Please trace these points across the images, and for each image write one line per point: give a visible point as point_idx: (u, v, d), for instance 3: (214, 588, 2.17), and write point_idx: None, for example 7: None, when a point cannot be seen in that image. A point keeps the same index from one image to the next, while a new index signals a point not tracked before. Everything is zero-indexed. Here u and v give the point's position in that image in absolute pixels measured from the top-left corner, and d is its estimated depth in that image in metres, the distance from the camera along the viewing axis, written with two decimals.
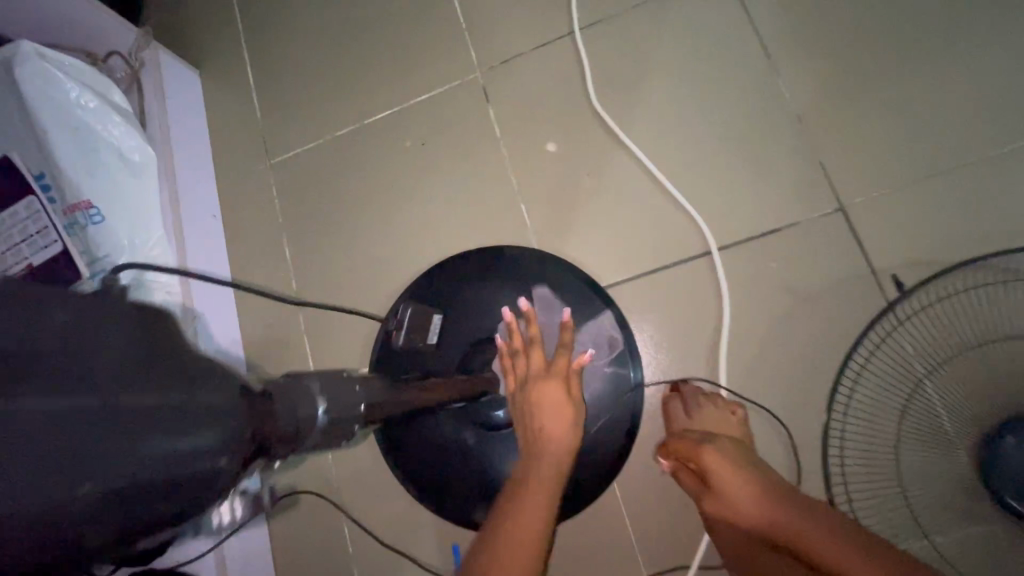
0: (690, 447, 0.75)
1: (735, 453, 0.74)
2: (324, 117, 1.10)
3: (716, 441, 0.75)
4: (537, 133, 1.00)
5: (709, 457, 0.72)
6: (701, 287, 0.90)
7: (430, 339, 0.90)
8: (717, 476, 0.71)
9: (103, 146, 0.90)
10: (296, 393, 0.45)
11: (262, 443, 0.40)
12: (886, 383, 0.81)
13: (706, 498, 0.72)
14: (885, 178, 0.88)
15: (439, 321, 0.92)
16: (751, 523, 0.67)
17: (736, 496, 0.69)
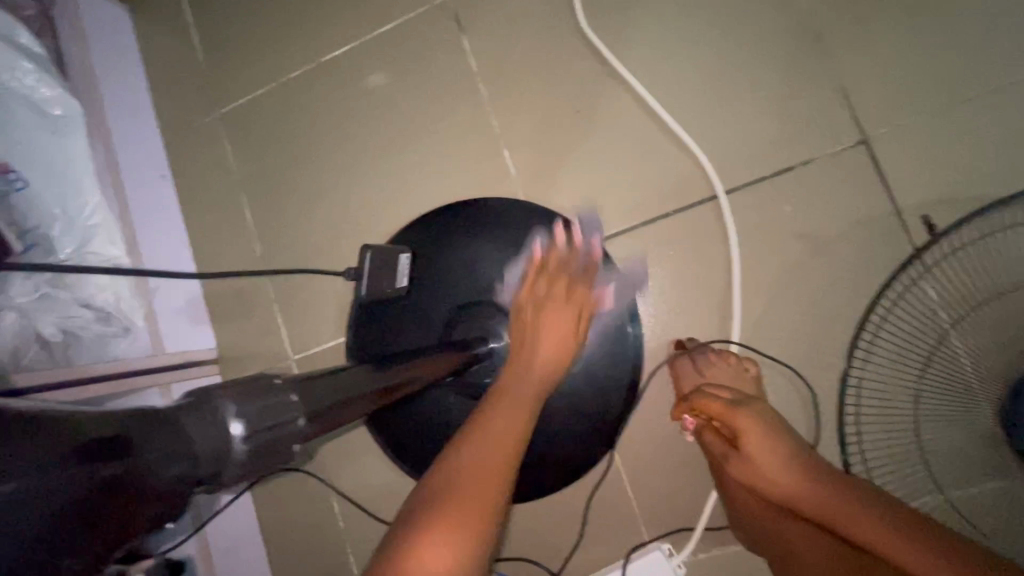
0: (721, 409, 0.70)
1: (769, 417, 0.69)
2: (278, 58, 0.96)
3: (748, 404, 0.70)
4: (520, 69, 0.88)
5: (744, 422, 0.68)
6: (706, 236, 0.81)
7: (399, 285, 0.77)
8: (745, 437, 0.67)
9: (13, 98, 0.76)
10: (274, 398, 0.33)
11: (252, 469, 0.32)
12: (907, 335, 0.74)
13: (732, 459, 0.69)
14: (914, 104, 0.78)
15: (407, 260, 0.78)
16: (782, 488, 0.64)
17: (769, 465, 0.65)
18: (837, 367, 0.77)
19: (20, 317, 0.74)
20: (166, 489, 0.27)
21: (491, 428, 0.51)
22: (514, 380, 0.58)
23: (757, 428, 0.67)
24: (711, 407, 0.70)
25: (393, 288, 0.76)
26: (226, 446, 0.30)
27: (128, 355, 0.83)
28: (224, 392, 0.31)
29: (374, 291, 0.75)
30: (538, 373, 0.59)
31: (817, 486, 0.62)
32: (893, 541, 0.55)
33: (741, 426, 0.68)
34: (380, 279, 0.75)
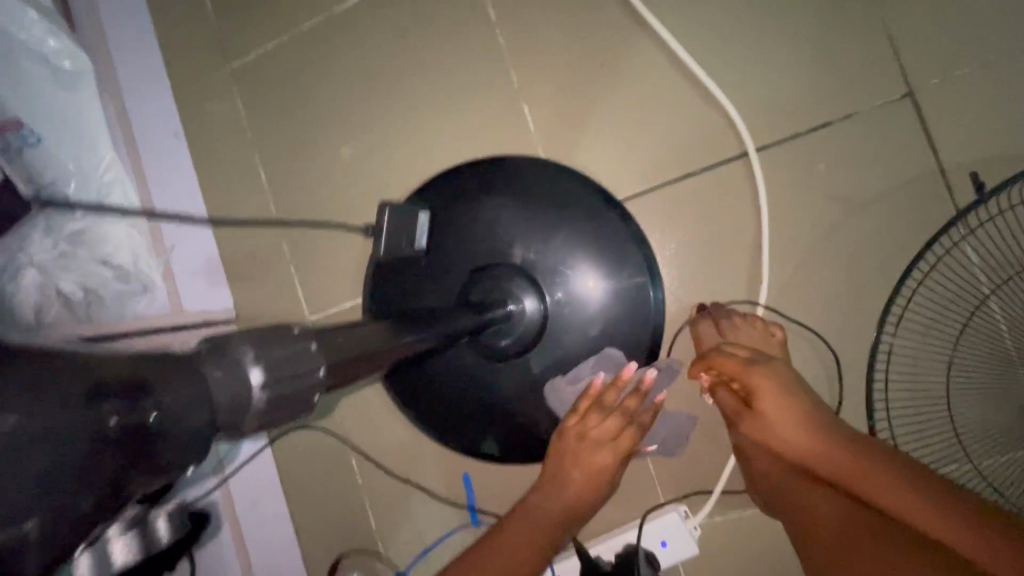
0: (737, 367, 0.68)
1: (789, 377, 0.66)
2: (288, 9, 0.92)
3: (763, 362, 0.68)
4: (540, 18, 0.83)
5: (759, 380, 0.65)
6: (733, 196, 0.78)
7: (417, 245, 0.79)
8: (760, 397, 0.65)
9: (18, 50, 0.73)
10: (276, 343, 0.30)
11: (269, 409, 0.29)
12: (944, 301, 0.71)
13: (744, 418, 0.67)
14: (967, 54, 0.73)
15: (425, 219, 0.79)
16: (799, 449, 0.62)
17: (784, 427, 0.63)
18: (866, 333, 0.75)
19: (42, 274, 0.75)
20: (186, 433, 0.25)
21: (553, 492, 0.66)
22: (536, 502, 0.66)
23: (774, 388, 0.65)
24: (725, 365, 0.68)
25: (412, 247, 0.79)
26: (245, 394, 0.27)
27: (148, 313, 0.83)
28: (243, 339, 0.28)
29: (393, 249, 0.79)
30: (595, 456, 0.67)
31: (838, 449, 0.59)
32: (910, 502, 0.54)
33: (754, 385, 0.66)
34: (400, 238, 0.79)
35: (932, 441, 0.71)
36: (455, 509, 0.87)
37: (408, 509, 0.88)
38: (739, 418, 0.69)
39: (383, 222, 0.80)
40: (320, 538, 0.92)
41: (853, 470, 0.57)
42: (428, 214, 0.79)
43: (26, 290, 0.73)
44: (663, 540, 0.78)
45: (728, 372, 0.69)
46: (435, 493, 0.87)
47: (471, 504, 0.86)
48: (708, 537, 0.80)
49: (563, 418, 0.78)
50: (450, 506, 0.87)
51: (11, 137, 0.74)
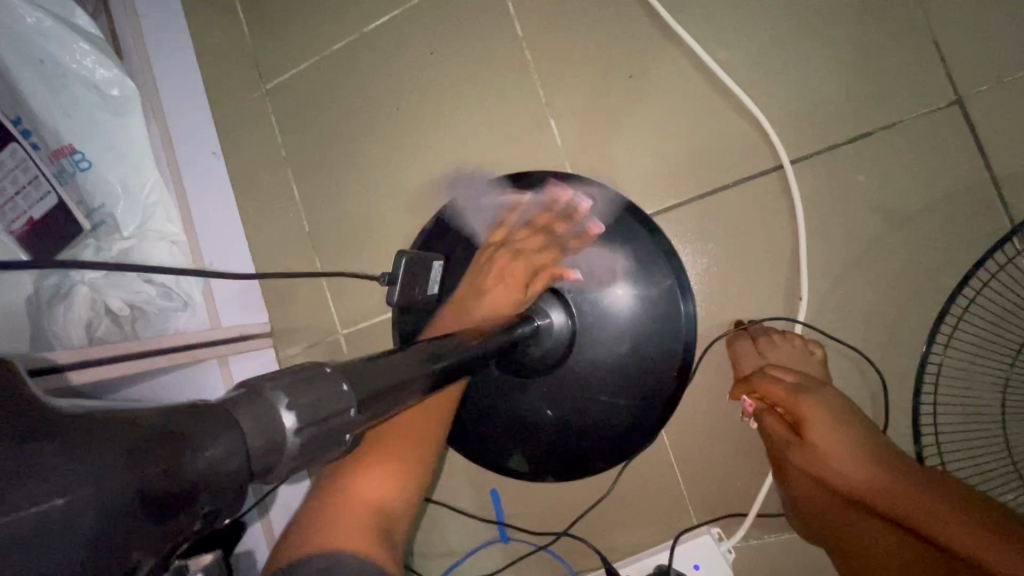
0: (783, 394, 0.65)
1: (839, 404, 0.64)
2: (320, 29, 0.95)
3: (812, 389, 0.65)
4: (566, 31, 0.83)
5: (808, 409, 0.63)
6: (769, 209, 0.75)
7: (431, 290, 0.76)
8: (810, 428, 0.62)
9: (73, 78, 0.79)
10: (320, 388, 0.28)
11: (313, 449, 0.28)
12: (998, 318, 0.67)
13: (792, 448, 0.65)
14: (1020, 59, 0.69)
15: (440, 267, 0.77)
16: (849, 483, 0.60)
17: (837, 458, 0.60)
18: (914, 352, 0.71)
19: (91, 290, 0.78)
20: (221, 487, 0.23)
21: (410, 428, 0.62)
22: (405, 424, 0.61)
23: (825, 417, 0.62)
24: (772, 391, 0.66)
25: (424, 293, 0.75)
26: (280, 440, 0.26)
27: (188, 329, 0.87)
28: (275, 383, 0.27)
29: (405, 296, 0.72)
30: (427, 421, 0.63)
31: (894, 484, 0.57)
32: (963, 538, 0.51)
33: (803, 415, 0.63)
34: (414, 285, 0.73)
35: (985, 468, 0.67)
36: (484, 524, 0.87)
37: (436, 523, 0.89)
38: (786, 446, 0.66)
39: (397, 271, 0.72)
40: None
41: (904, 509, 0.55)
42: (439, 260, 0.77)
43: (77, 305, 0.77)
44: (697, 563, 0.75)
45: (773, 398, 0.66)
46: (464, 508, 0.88)
47: (500, 519, 0.86)
48: (743, 561, 0.78)
49: (593, 434, 0.77)
50: (479, 521, 0.87)
51: (66, 162, 0.80)
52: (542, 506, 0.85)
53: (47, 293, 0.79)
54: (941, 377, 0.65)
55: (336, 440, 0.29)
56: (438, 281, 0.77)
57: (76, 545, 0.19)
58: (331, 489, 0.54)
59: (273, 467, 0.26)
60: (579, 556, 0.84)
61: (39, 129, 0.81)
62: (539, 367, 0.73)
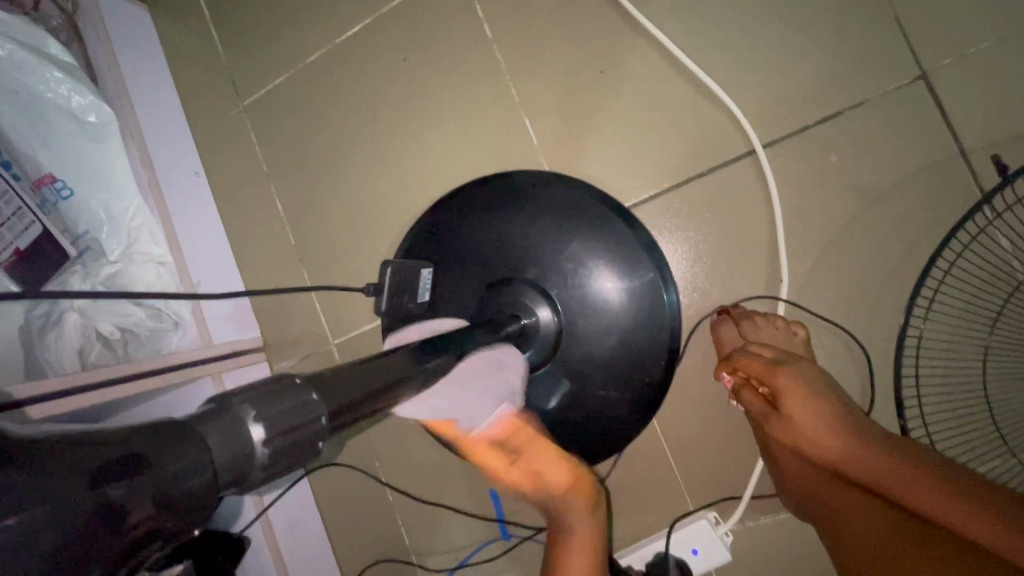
0: (760, 368, 0.66)
1: (813, 377, 0.65)
2: (293, 43, 0.96)
3: (790, 363, 0.66)
4: (535, 30, 0.84)
5: (784, 382, 0.64)
6: (745, 193, 0.76)
7: (421, 298, 0.73)
8: (787, 399, 0.63)
9: (50, 108, 0.79)
10: (295, 404, 0.29)
11: (283, 457, 0.28)
12: (975, 286, 0.68)
13: (770, 422, 0.66)
14: (981, 30, 0.70)
15: (428, 274, 0.74)
16: (825, 452, 0.60)
17: (811, 427, 0.61)
18: (895, 327, 0.72)
19: (82, 317, 0.79)
20: (186, 501, 0.24)
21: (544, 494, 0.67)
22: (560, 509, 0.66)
23: (802, 389, 0.63)
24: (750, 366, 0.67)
25: (414, 303, 0.72)
26: (247, 452, 0.27)
27: (180, 348, 0.87)
28: (243, 397, 0.28)
29: (394, 308, 0.70)
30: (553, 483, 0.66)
31: (869, 451, 0.58)
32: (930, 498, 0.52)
33: (781, 388, 0.64)
34: (404, 294, 0.71)
35: (971, 436, 0.67)
36: (485, 523, 0.88)
37: (438, 525, 0.90)
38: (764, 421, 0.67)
39: (383, 281, 0.69)
40: (358, 556, 0.94)
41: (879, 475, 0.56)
42: (430, 268, 0.74)
43: (68, 333, 0.78)
44: (695, 548, 0.77)
45: (753, 373, 0.67)
46: (464, 508, 0.89)
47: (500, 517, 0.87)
48: (740, 542, 0.79)
49: (585, 427, 0.78)
50: (480, 520, 0.88)
51: (48, 191, 0.81)
52: None
53: (37, 322, 0.79)
54: (921, 348, 0.66)
55: (308, 446, 0.29)
56: (428, 288, 0.75)
57: (29, 561, 0.19)
58: (562, 543, 0.65)
59: (251, 472, 0.27)
60: None
61: (19, 160, 0.82)
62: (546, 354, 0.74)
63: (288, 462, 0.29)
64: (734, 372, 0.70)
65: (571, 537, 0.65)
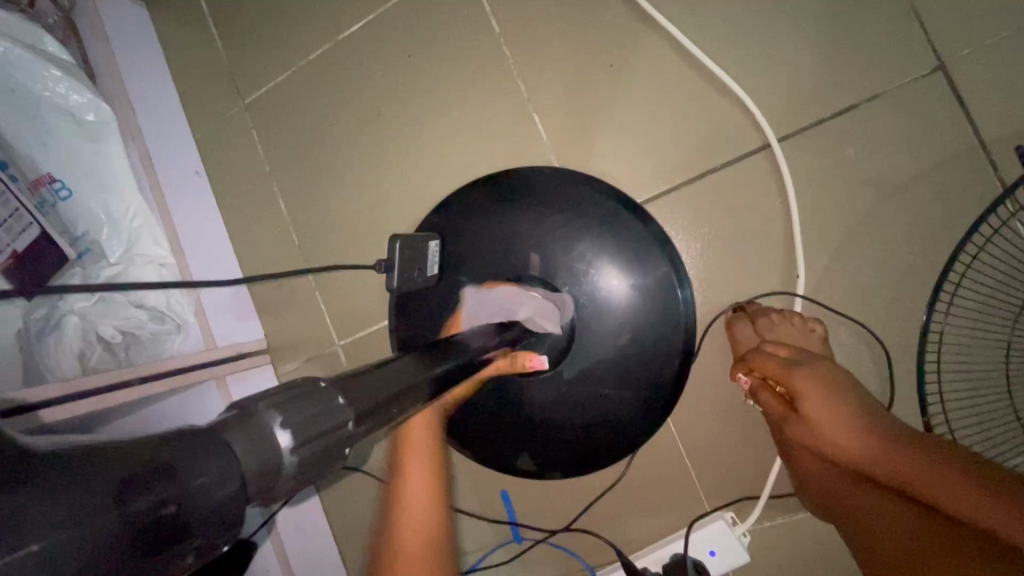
0: (778, 369, 0.65)
1: (833, 375, 0.64)
2: (296, 40, 0.94)
3: (809, 361, 0.65)
4: (544, 24, 0.82)
5: (803, 382, 0.62)
6: (760, 188, 0.75)
7: (430, 272, 0.75)
8: (806, 399, 0.62)
9: (47, 107, 0.77)
10: (322, 408, 0.28)
11: (313, 465, 0.27)
12: (995, 281, 0.67)
13: (790, 423, 0.64)
14: (999, 21, 0.69)
15: (435, 246, 0.75)
16: (849, 452, 0.59)
17: (832, 429, 0.60)
18: (914, 322, 0.71)
19: (82, 320, 0.76)
20: (215, 515, 0.22)
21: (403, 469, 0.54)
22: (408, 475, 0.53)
23: (822, 388, 0.62)
24: (767, 366, 0.66)
25: (424, 276, 0.75)
26: (275, 461, 0.25)
27: (183, 351, 0.85)
28: (267, 402, 0.26)
29: (405, 281, 0.74)
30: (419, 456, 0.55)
31: (895, 450, 0.56)
32: (963, 497, 0.51)
33: (799, 388, 0.63)
34: (411, 265, 0.74)
35: (995, 433, 0.66)
36: (496, 526, 0.86)
37: (449, 529, 0.88)
38: (784, 422, 0.66)
39: (392, 255, 0.74)
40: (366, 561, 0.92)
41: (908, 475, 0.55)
42: (437, 241, 0.75)
43: (69, 336, 0.76)
44: (712, 549, 0.76)
45: (770, 374, 0.66)
46: (476, 511, 0.87)
47: (512, 519, 0.85)
48: (758, 543, 0.78)
49: (599, 427, 0.76)
50: (491, 523, 0.86)
51: (46, 192, 0.79)
52: (553, 504, 0.84)
53: (37, 326, 0.77)
54: (943, 343, 0.65)
55: (336, 452, 0.28)
56: (436, 262, 0.76)
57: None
58: (387, 554, 0.50)
59: (279, 480, 0.25)
60: (594, 551, 0.83)
61: (16, 161, 0.80)
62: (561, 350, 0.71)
63: (316, 470, 0.27)
64: (751, 372, 0.69)
65: (398, 537, 0.50)
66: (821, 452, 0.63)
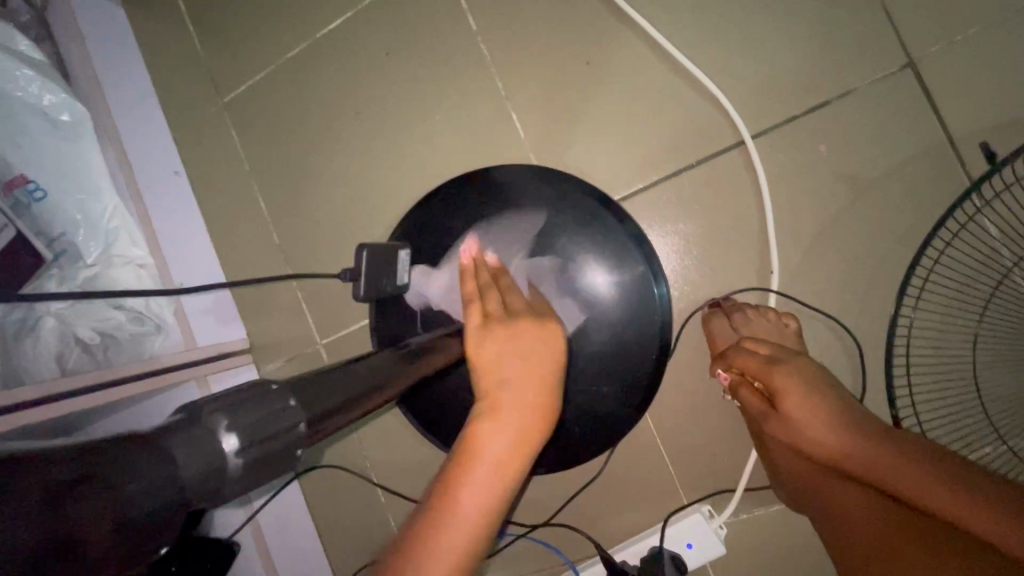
0: (757, 366, 0.66)
1: (811, 371, 0.65)
2: (273, 37, 0.93)
3: (786, 359, 0.66)
4: (520, 20, 0.82)
5: (781, 379, 0.63)
6: (735, 184, 0.75)
7: (400, 281, 0.72)
8: (784, 397, 0.63)
9: (20, 107, 0.76)
10: (271, 412, 0.28)
11: (259, 464, 0.28)
12: (963, 275, 0.68)
13: (768, 419, 0.65)
14: (968, 17, 0.70)
15: (407, 256, 0.73)
16: (824, 448, 0.60)
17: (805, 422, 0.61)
18: (886, 316, 0.72)
19: (59, 323, 0.76)
20: (148, 520, 0.23)
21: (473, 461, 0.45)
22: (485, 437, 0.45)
23: (799, 385, 0.63)
24: (746, 364, 0.67)
25: (395, 286, 0.72)
26: (219, 462, 0.26)
27: (164, 352, 0.85)
28: (214, 406, 0.27)
29: (373, 291, 0.68)
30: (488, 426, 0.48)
31: (868, 445, 0.57)
32: (930, 493, 0.52)
33: (778, 385, 0.63)
34: (382, 278, 0.70)
35: (963, 424, 0.67)
36: None
37: None
38: (762, 418, 0.67)
39: (359, 265, 0.68)
40: (350, 559, 0.92)
41: (880, 471, 0.55)
42: (407, 250, 0.73)
43: (46, 339, 0.75)
44: (689, 542, 0.77)
45: (749, 370, 0.67)
46: None
47: None
48: (735, 535, 0.79)
49: (579, 423, 0.77)
50: None
51: (20, 193, 0.78)
52: (534, 499, 0.85)
53: (11, 329, 0.76)
54: (911, 337, 0.66)
55: (285, 453, 0.29)
56: (407, 270, 0.74)
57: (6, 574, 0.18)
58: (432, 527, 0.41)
59: (225, 480, 0.26)
60: (574, 546, 0.84)
61: None
62: None
63: (265, 470, 0.28)
64: (730, 369, 0.70)
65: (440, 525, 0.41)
66: (799, 448, 0.63)
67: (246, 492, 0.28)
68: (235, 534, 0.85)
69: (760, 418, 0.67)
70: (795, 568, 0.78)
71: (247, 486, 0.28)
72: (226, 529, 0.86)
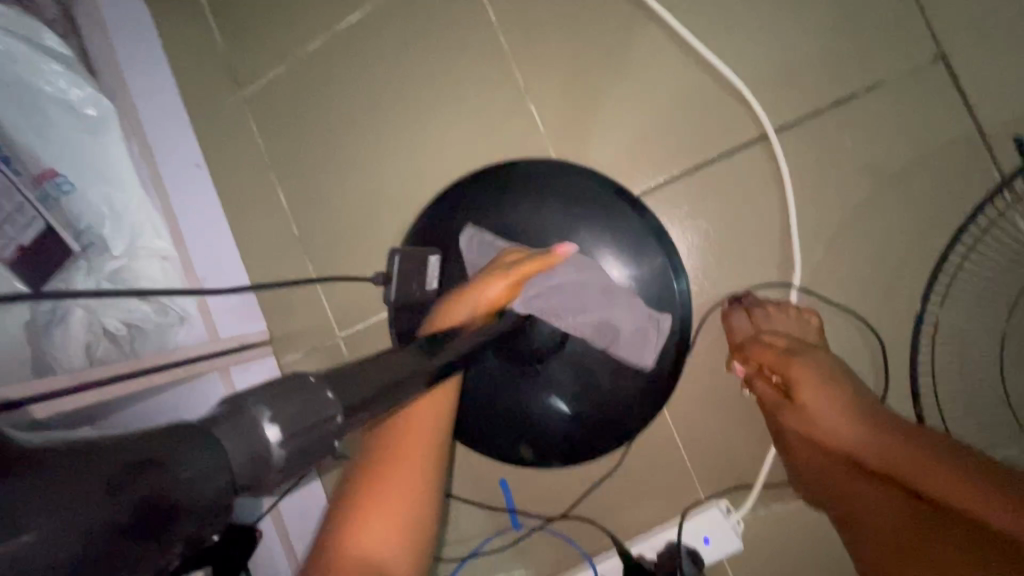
0: (774, 358, 0.65)
1: (830, 365, 0.64)
2: (294, 30, 0.94)
3: (805, 352, 0.65)
4: (539, 12, 0.82)
5: (798, 371, 0.63)
6: (757, 178, 0.75)
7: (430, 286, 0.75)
8: (801, 390, 0.62)
9: (48, 101, 0.77)
10: (307, 405, 0.29)
11: (299, 453, 0.28)
12: (991, 272, 0.67)
13: (784, 412, 0.65)
14: (1001, 7, 0.68)
15: (436, 261, 0.75)
16: (843, 441, 0.60)
17: (825, 416, 0.61)
18: (909, 313, 0.71)
19: (87, 313, 0.78)
20: (200, 511, 0.23)
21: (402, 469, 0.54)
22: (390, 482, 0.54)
23: (815, 378, 0.62)
24: (762, 356, 0.66)
25: (423, 290, 0.74)
26: (264, 452, 0.26)
27: (187, 343, 0.86)
28: (257, 397, 0.28)
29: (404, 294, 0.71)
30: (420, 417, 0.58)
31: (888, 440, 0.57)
32: (954, 488, 0.51)
33: (795, 377, 0.63)
34: (413, 283, 0.73)
35: (987, 422, 0.67)
36: (494, 514, 0.88)
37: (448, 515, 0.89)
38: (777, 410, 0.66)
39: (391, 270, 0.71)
40: None
41: (902, 465, 0.55)
42: (437, 256, 0.75)
43: (75, 328, 0.77)
44: (706, 537, 0.77)
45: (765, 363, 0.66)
46: (474, 499, 0.88)
47: (510, 507, 0.87)
48: (752, 530, 0.79)
49: (597, 416, 0.77)
50: (490, 511, 0.88)
51: (49, 187, 0.78)
52: (551, 491, 0.85)
53: (45, 318, 0.78)
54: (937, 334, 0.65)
55: (323, 444, 0.29)
56: (436, 276, 0.76)
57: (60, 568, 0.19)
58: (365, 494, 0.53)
59: (265, 474, 0.27)
60: (590, 538, 0.84)
61: None
62: (557, 342, 0.72)
63: (302, 461, 0.28)
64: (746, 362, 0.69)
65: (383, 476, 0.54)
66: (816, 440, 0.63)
67: (285, 481, 0.29)
68: (258, 520, 0.87)
69: (775, 409, 0.67)
70: (812, 564, 0.78)
71: (284, 476, 0.28)
72: (250, 516, 0.88)
